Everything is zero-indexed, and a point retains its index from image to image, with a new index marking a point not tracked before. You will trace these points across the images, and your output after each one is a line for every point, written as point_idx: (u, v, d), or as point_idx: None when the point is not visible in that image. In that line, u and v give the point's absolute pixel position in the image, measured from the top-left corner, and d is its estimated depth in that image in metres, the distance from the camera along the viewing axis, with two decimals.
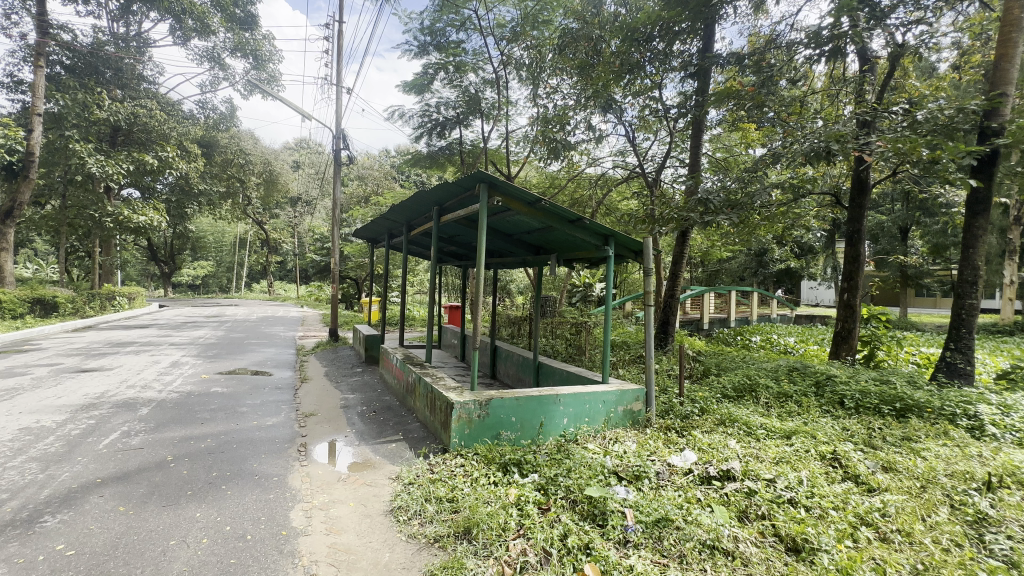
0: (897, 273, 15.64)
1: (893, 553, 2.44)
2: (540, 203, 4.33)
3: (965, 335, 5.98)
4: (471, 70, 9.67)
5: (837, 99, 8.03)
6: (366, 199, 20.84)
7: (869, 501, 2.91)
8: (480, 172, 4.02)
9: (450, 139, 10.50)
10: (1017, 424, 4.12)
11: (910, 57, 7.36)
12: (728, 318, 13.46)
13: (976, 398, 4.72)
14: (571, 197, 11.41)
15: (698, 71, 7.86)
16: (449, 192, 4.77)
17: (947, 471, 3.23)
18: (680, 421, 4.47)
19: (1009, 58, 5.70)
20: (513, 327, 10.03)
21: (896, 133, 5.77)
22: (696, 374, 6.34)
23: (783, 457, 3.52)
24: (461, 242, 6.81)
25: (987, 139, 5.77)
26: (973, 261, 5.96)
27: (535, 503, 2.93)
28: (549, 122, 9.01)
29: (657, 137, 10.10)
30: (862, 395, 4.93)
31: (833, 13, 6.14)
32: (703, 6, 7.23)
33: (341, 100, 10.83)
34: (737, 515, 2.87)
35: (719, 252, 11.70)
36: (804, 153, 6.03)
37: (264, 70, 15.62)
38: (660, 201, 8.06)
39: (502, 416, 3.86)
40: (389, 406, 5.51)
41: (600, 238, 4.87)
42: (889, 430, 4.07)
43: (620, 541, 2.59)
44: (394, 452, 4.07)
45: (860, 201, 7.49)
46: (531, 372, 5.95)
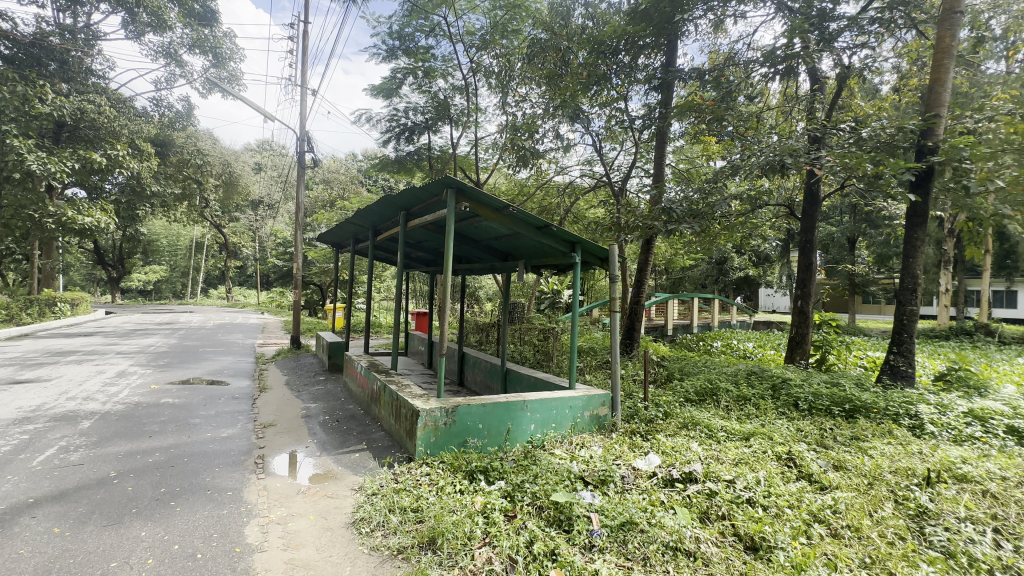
0: (846, 281, 16.54)
1: (843, 548, 2.56)
2: (509, 210, 4.33)
3: (906, 340, 6.36)
4: (440, 76, 9.67)
5: (790, 116, 8.45)
6: (332, 203, 20.42)
7: (821, 498, 3.04)
8: (447, 177, 3.98)
9: (420, 144, 10.43)
10: (952, 422, 4.41)
11: (856, 79, 7.85)
12: (691, 324, 13.88)
13: (916, 398, 5.03)
14: (540, 204, 11.58)
15: (662, 84, 8.09)
16: (416, 197, 4.70)
17: (891, 467, 3.42)
18: (645, 425, 4.55)
19: (941, 82, 6.15)
20: (481, 334, 9.98)
21: (843, 149, 6.14)
22: (661, 379, 6.48)
23: (742, 458, 3.64)
24: (429, 247, 6.73)
25: (924, 156, 6.20)
26: (913, 271, 6.37)
27: (501, 510, 2.91)
28: (518, 130, 9.12)
29: (623, 148, 10.37)
30: (815, 397, 5.18)
31: (786, 34, 6.50)
32: (667, 23, 7.43)
33: (305, 101, 10.56)
34: (699, 516, 2.94)
35: (682, 260, 12.06)
36: (761, 166, 6.33)
37: (224, 69, 15.07)
38: (625, 209, 8.22)
39: (469, 423, 3.82)
40: (353, 415, 5.38)
41: (568, 244, 4.90)
42: (839, 431, 4.28)
43: (586, 546, 2.60)
44: (358, 462, 3.97)
45: (812, 213, 7.88)
46: (499, 379, 5.93)
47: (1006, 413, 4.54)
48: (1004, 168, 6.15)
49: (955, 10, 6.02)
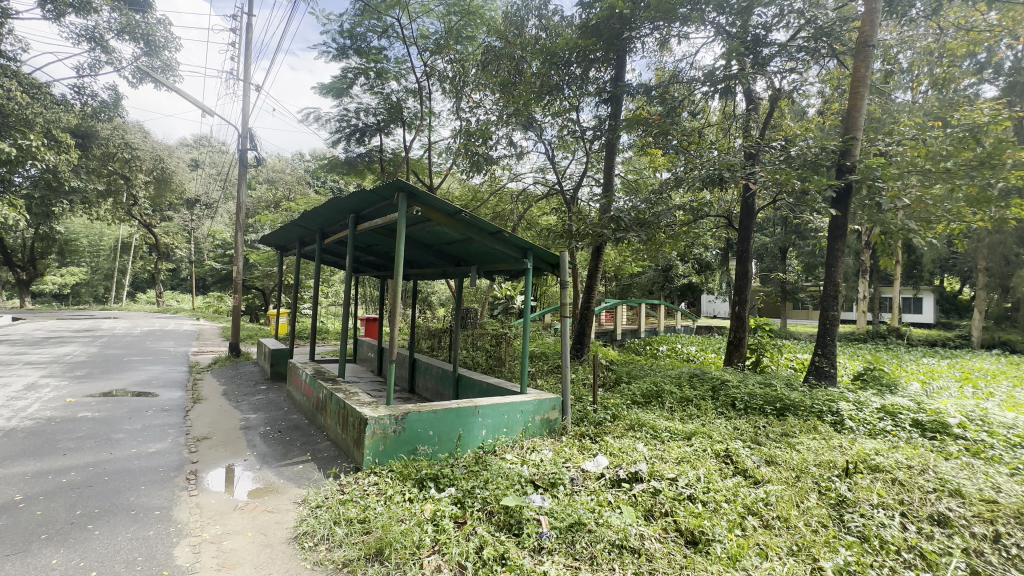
0: (778, 288, 17.72)
1: (773, 538, 2.74)
2: (460, 215, 4.34)
3: (829, 342, 6.90)
4: (393, 78, 9.52)
5: (729, 132, 9.00)
6: (276, 204, 19.52)
7: (754, 492, 3.24)
8: (399, 180, 3.93)
9: (371, 145, 10.20)
10: (868, 417, 4.83)
11: (785, 101, 8.49)
12: (638, 328, 14.39)
13: (838, 396, 5.46)
14: (493, 210, 11.66)
15: (612, 97, 8.38)
16: (366, 200, 4.60)
17: (816, 461, 3.70)
18: (593, 427, 4.66)
19: (857, 108, 6.77)
20: (433, 340, 9.86)
21: (775, 165, 6.63)
22: (610, 382, 6.66)
23: (684, 457, 3.81)
24: (380, 252, 6.59)
25: (844, 174, 6.77)
26: (834, 279, 6.94)
27: (451, 517, 2.89)
28: (471, 136, 9.15)
29: (574, 157, 10.64)
30: (750, 397, 5.52)
31: (724, 57, 6.96)
32: (616, 39, 7.75)
33: (248, 97, 10.09)
34: (643, 514, 3.05)
35: (630, 267, 12.51)
36: (702, 178, 6.73)
37: (157, 57, 14.03)
38: (576, 216, 8.42)
39: (420, 430, 3.76)
40: (297, 425, 5.15)
41: (520, 250, 4.95)
42: (771, 428, 4.57)
43: (535, 548, 2.63)
44: (301, 474, 3.80)
45: (747, 224, 8.41)
46: (450, 386, 5.88)
47: (911, 407, 5.03)
48: (909, 187, 6.87)
49: (869, 44, 6.66)
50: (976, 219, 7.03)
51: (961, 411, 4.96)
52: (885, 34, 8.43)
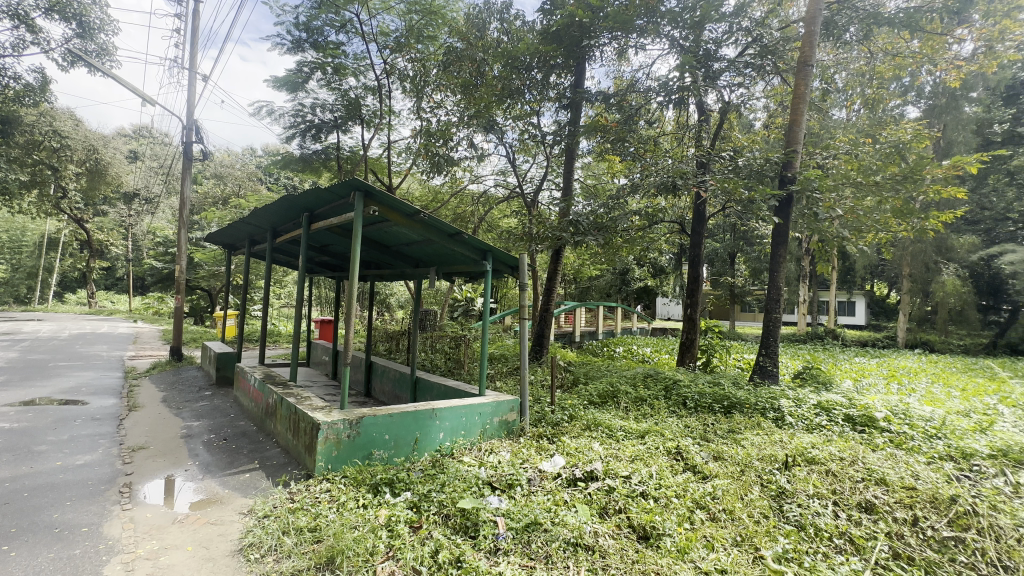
0: (728, 291, 18.58)
1: (719, 530, 2.87)
2: (419, 215, 4.29)
3: (773, 343, 7.29)
4: (352, 74, 9.29)
5: (682, 141, 9.36)
6: (224, 200, 18.59)
7: (702, 486, 3.38)
8: (355, 179, 3.84)
9: (328, 142, 9.90)
10: (805, 413, 5.15)
11: (734, 114, 8.93)
12: (596, 330, 14.70)
13: (780, 394, 5.79)
14: (454, 212, 11.62)
15: (571, 103, 8.53)
16: (320, 198, 4.47)
17: (758, 455, 3.90)
18: (551, 428, 4.72)
19: (798, 123, 7.20)
20: (391, 343, 9.67)
21: (724, 175, 6.97)
22: (567, 383, 6.76)
23: (637, 455, 3.93)
24: (335, 251, 6.41)
25: (786, 184, 7.17)
26: (777, 283, 7.35)
27: (406, 521, 2.85)
28: (432, 136, 9.05)
29: (535, 161, 10.76)
30: (699, 396, 5.76)
31: (679, 69, 7.26)
32: (576, 46, 7.92)
33: (195, 87, 9.57)
34: (598, 512, 3.11)
35: (589, 270, 12.76)
36: (657, 185, 6.98)
37: (91, 40, 13.03)
38: (536, 220, 8.51)
39: (375, 434, 3.68)
40: (245, 431, 4.92)
41: (479, 252, 4.95)
42: (719, 425, 4.78)
43: (491, 550, 2.63)
44: (247, 483, 3.63)
45: (699, 230, 8.78)
46: (408, 389, 5.79)
47: (844, 403, 5.40)
48: (843, 199, 7.40)
49: (807, 64, 7.11)
50: (900, 229, 7.65)
51: (887, 406, 5.37)
52: (822, 55, 9.06)
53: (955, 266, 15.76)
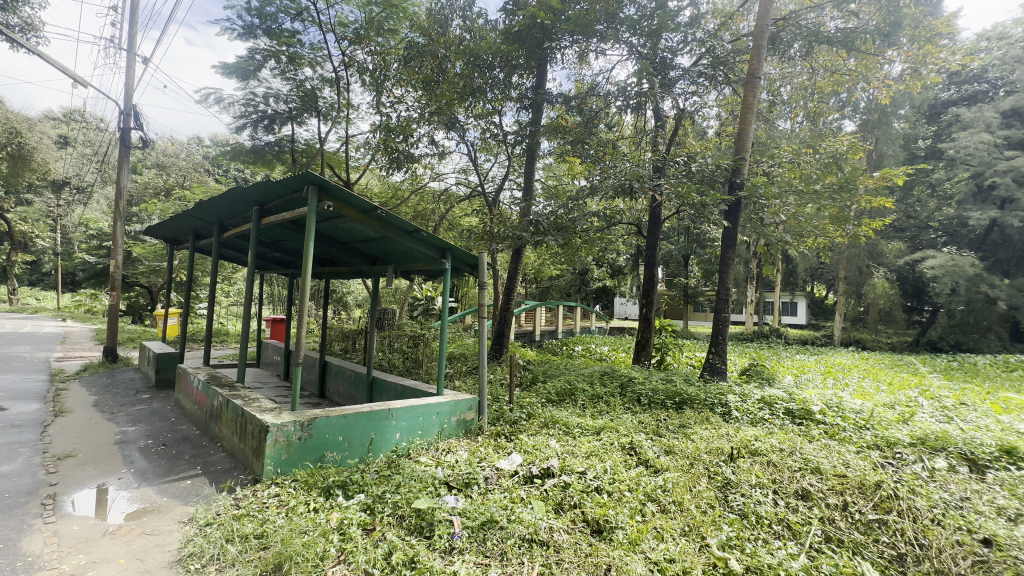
0: (681, 292, 19.27)
1: (668, 521, 2.98)
2: (376, 212, 4.20)
3: (721, 341, 7.62)
4: (308, 65, 8.98)
5: (640, 145, 9.64)
6: (166, 191, 17.51)
7: (653, 480, 3.50)
8: (310, 172, 3.72)
9: (281, 134, 9.51)
10: (750, 407, 5.42)
11: (688, 120, 9.29)
12: (556, 329, 14.89)
13: (727, 390, 6.06)
14: (414, 209, 11.47)
15: (533, 104, 8.59)
16: (272, 191, 4.29)
17: (707, 448, 4.08)
18: (509, 426, 4.74)
19: (746, 132, 7.56)
20: (347, 342, 9.41)
21: (678, 180, 7.24)
22: (526, 382, 6.82)
23: (593, 451, 4.01)
24: (288, 247, 6.17)
25: (735, 190, 7.50)
26: (726, 284, 7.69)
27: (359, 524, 2.78)
28: (391, 131, 8.85)
29: (497, 160, 10.79)
30: (653, 393, 5.95)
31: (637, 76, 7.49)
32: (538, 48, 8.00)
33: (134, 69, 8.96)
34: (553, 508, 3.16)
35: (549, 269, 12.91)
36: (614, 187, 7.17)
37: (13, 13, 11.91)
38: (496, 219, 8.51)
39: (328, 436, 3.58)
40: (186, 435, 4.65)
41: (438, 250, 4.90)
42: (671, 421, 4.97)
43: (446, 549, 2.62)
44: (188, 490, 3.44)
45: (654, 232, 9.07)
46: (364, 389, 5.67)
47: (784, 397, 5.73)
48: (786, 205, 7.85)
49: (755, 76, 7.48)
50: (836, 234, 8.19)
51: (823, 400, 5.73)
52: (769, 68, 9.59)
53: (885, 270, 17.01)
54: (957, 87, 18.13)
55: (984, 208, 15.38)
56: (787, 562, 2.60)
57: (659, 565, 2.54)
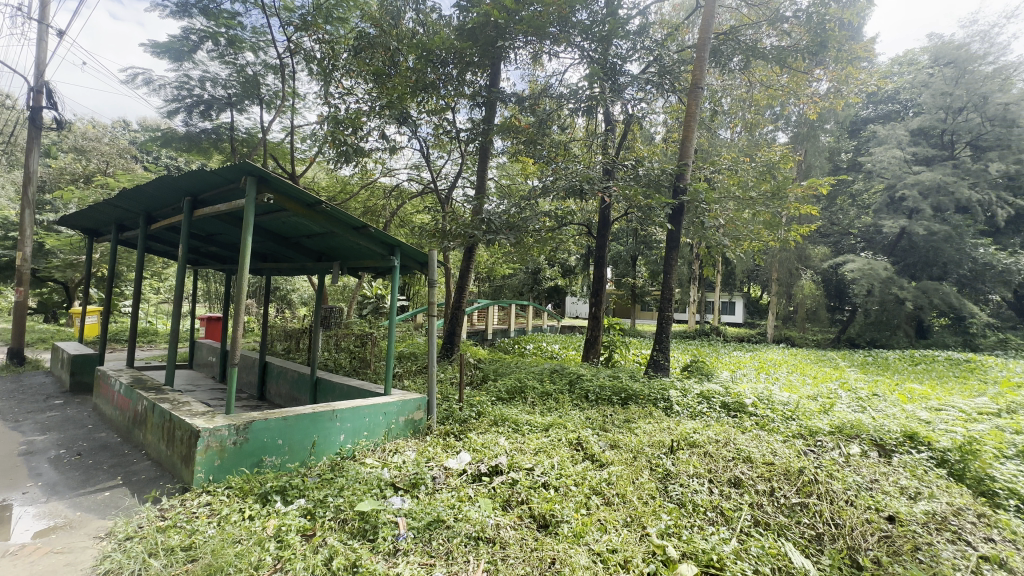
0: (629, 292, 19.93)
1: (612, 513, 3.07)
2: (321, 206, 4.04)
3: (665, 339, 7.94)
4: (250, 49, 8.50)
5: (591, 148, 9.88)
6: (85, 178, 16.04)
7: (599, 473, 3.60)
8: (248, 163, 3.53)
9: (219, 121, 8.94)
10: (690, 401, 5.69)
11: (637, 126, 9.62)
12: (508, 328, 14.95)
13: (670, 385, 6.33)
14: (364, 204, 11.17)
15: (486, 102, 8.55)
16: (205, 181, 4.03)
17: (649, 442, 4.24)
18: (458, 425, 4.71)
19: (689, 139, 7.89)
20: (290, 342, 9.00)
21: (627, 183, 7.48)
22: (476, 380, 6.82)
23: (541, 447, 4.07)
24: (224, 241, 5.82)
25: (678, 194, 7.82)
26: (670, 284, 8.01)
27: (298, 530, 2.68)
28: (339, 123, 8.46)
29: (450, 158, 10.74)
30: (600, 389, 6.12)
31: (589, 80, 7.68)
32: (491, 46, 7.95)
33: (47, 43, 8.13)
34: (501, 505, 3.18)
35: (502, 268, 12.96)
36: (565, 188, 7.31)
37: None
38: (448, 216, 8.42)
39: (266, 439, 3.42)
40: (106, 443, 4.28)
41: (386, 247, 4.78)
42: (616, 416, 5.12)
43: (390, 551, 2.57)
44: (107, 502, 3.17)
45: (604, 233, 9.32)
46: (307, 390, 5.45)
47: (721, 391, 6.07)
48: (725, 209, 8.29)
49: (698, 86, 7.84)
50: (770, 238, 8.74)
51: (756, 393, 6.11)
52: (711, 79, 10.05)
53: (812, 273, 18.38)
54: (874, 106, 19.90)
55: (896, 218, 16.91)
56: (719, 546, 2.76)
57: (601, 556, 2.63)
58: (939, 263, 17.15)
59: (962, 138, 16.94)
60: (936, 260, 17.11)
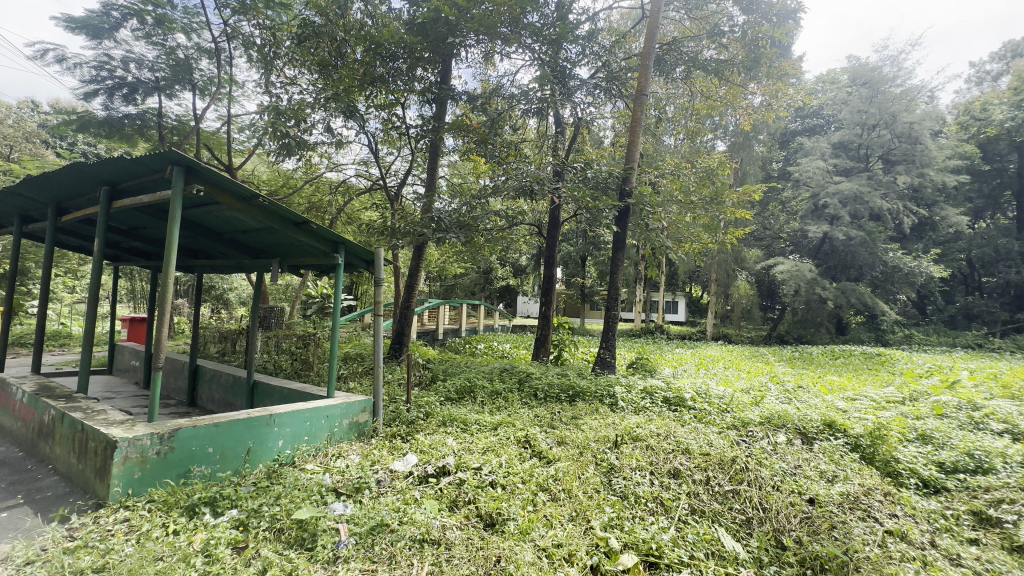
0: (579, 291, 20.37)
1: (557, 508, 3.12)
2: (258, 200, 3.83)
3: (612, 337, 8.17)
4: (181, 30, 7.94)
5: (541, 149, 10.01)
6: None
7: (546, 470, 3.65)
8: (173, 151, 3.27)
9: (145, 106, 8.24)
10: (634, 397, 5.90)
11: (586, 128, 9.86)
12: (459, 328, 14.85)
13: (616, 382, 6.52)
14: (308, 200, 10.72)
15: (436, 99, 8.41)
16: (125, 169, 3.71)
17: (595, 437, 4.34)
18: (405, 426, 4.62)
19: (635, 143, 8.14)
20: (225, 344, 8.48)
21: (575, 185, 7.64)
22: (425, 381, 6.72)
23: (489, 446, 4.07)
24: (149, 235, 5.39)
25: (624, 197, 8.07)
26: (617, 284, 8.25)
27: (228, 543, 2.52)
28: (281, 114, 8.09)
29: (400, 154, 10.54)
30: (548, 387, 6.22)
31: (539, 83, 7.79)
32: (441, 42, 7.78)
33: None
34: (447, 506, 3.15)
35: (452, 267, 12.87)
36: (516, 188, 7.36)
37: None
38: (397, 214, 8.24)
39: (195, 447, 3.20)
40: (3, 459, 3.83)
41: (330, 244, 4.60)
42: (564, 413, 5.21)
43: (329, 559, 2.48)
44: (3, 524, 2.84)
45: (554, 234, 9.46)
46: (243, 395, 5.15)
47: (663, 386, 6.32)
48: (668, 213, 8.65)
49: (643, 93, 8.12)
50: (709, 240, 9.20)
51: (695, 388, 6.41)
52: (656, 87, 10.45)
53: (746, 274, 19.58)
54: (801, 120, 21.52)
55: (820, 224, 18.32)
56: (658, 535, 2.87)
57: (547, 551, 2.66)
58: (856, 265, 18.74)
59: (875, 152, 18.65)
60: (853, 263, 18.71)
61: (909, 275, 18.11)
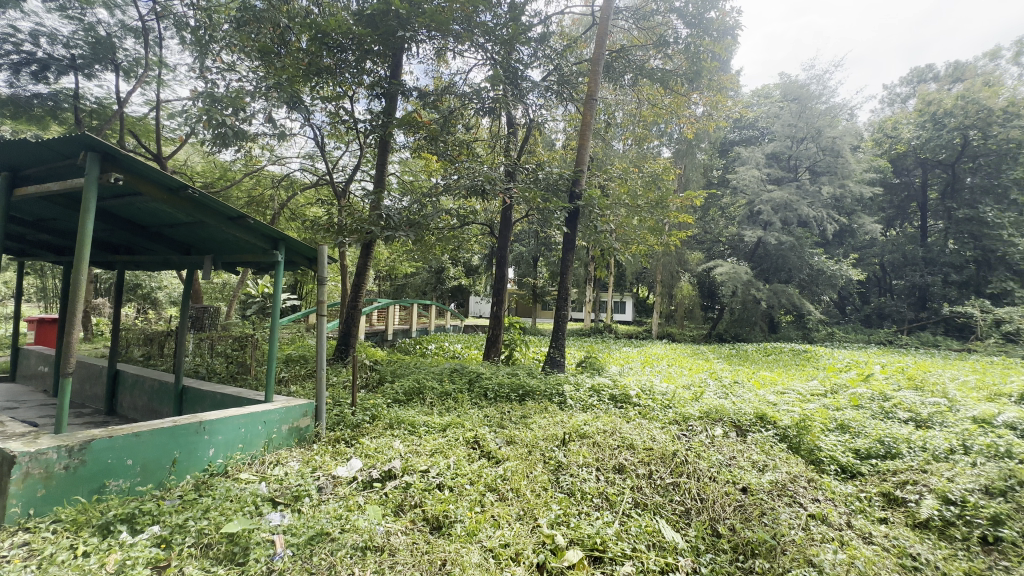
0: (530, 291, 20.53)
1: (505, 508, 3.12)
2: (188, 191, 3.56)
3: (561, 337, 8.30)
4: (101, 4, 7.31)
5: (494, 149, 10.00)
6: None
7: (494, 470, 3.64)
8: (84, 134, 2.96)
9: (58, 86, 7.46)
10: (582, 395, 6.01)
11: (538, 130, 9.97)
12: (410, 328, 14.56)
13: (566, 381, 6.63)
14: (248, 194, 10.12)
15: (386, 93, 8.13)
16: (29, 153, 3.33)
17: (544, 436, 4.38)
18: (350, 430, 4.46)
19: (584, 146, 8.30)
20: (152, 347, 7.84)
21: (526, 185, 7.70)
22: (372, 383, 6.53)
23: (437, 448, 4.00)
24: (59, 228, 4.87)
25: (574, 199, 8.20)
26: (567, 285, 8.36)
27: (148, 562, 2.31)
28: (218, 101, 7.60)
29: (348, 149, 10.22)
30: (498, 387, 6.22)
31: (492, 83, 7.79)
32: (391, 36, 7.56)
33: None
34: (393, 511, 3.07)
35: (403, 266, 12.59)
36: (467, 187, 7.30)
37: None
38: (344, 211, 7.95)
39: (112, 460, 2.93)
40: None
41: (269, 241, 4.36)
42: (514, 412, 5.23)
43: (263, 573, 2.34)
44: None
45: (506, 234, 9.48)
46: (170, 401, 4.77)
47: (609, 384, 6.48)
48: (616, 215, 8.87)
49: (594, 98, 8.30)
50: (654, 242, 9.52)
51: (641, 385, 6.61)
52: (606, 93, 10.73)
53: (689, 275, 20.51)
54: (738, 131, 22.86)
55: (755, 229, 19.51)
56: (603, 530, 2.94)
57: (494, 552, 2.66)
58: (786, 268, 20.12)
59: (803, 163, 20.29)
60: (784, 266, 20.06)
61: (832, 277, 19.64)
